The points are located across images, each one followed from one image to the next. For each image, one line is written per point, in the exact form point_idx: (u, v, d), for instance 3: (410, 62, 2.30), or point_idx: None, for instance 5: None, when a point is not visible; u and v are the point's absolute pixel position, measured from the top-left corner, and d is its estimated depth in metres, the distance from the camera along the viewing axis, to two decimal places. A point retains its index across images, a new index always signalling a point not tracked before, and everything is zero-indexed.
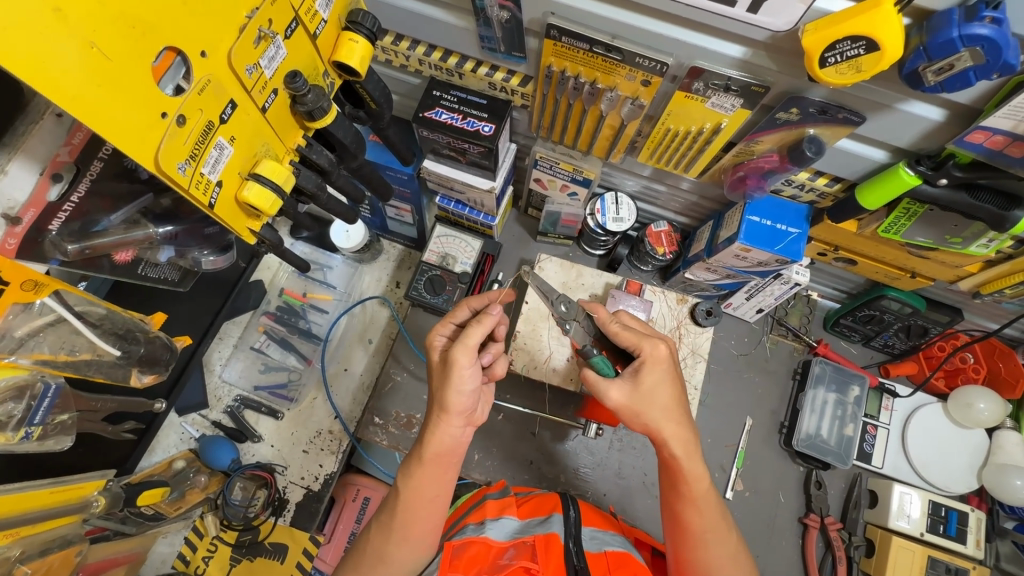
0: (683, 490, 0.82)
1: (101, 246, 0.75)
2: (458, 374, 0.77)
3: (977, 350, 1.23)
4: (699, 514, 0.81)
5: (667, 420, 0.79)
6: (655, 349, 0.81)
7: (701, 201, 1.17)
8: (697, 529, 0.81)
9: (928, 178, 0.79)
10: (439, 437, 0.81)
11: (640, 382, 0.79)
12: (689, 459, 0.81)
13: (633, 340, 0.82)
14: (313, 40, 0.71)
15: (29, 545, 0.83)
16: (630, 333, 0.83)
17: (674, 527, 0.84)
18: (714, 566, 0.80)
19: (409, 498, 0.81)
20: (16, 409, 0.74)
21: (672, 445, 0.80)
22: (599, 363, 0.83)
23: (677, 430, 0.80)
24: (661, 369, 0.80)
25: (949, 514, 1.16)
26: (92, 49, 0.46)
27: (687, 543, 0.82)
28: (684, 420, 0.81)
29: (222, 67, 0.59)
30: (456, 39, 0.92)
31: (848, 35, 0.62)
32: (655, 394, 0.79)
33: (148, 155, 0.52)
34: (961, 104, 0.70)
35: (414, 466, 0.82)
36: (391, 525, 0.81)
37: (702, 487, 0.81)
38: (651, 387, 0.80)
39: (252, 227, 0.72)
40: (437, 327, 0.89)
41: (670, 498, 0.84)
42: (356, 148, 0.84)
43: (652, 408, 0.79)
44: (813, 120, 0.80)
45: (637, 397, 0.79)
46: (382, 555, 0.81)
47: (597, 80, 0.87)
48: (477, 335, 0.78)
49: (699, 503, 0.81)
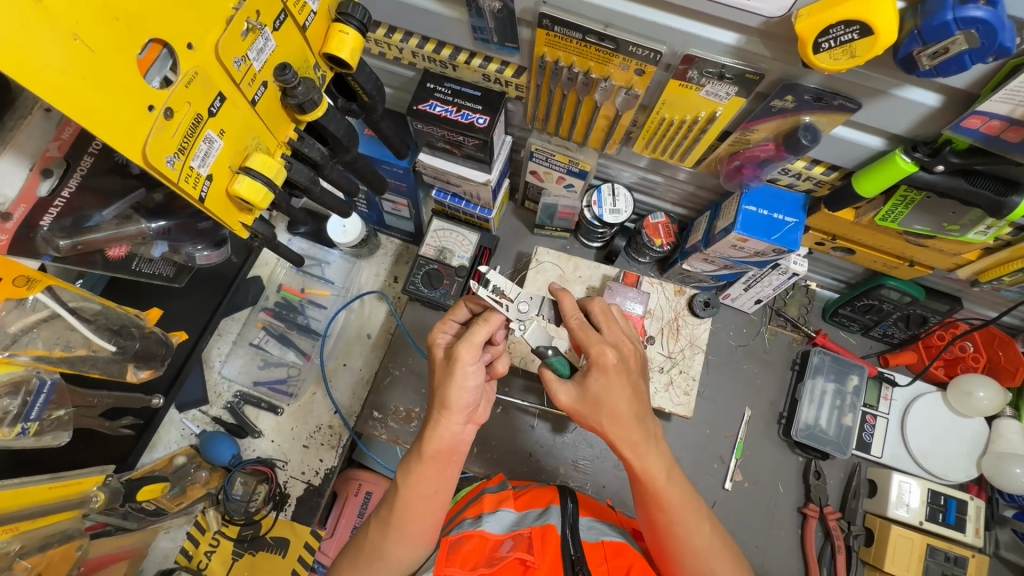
0: (644, 489, 0.81)
1: (93, 242, 0.75)
2: (462, 370, 0.78)
3: (977, 338, 1.23)
4: (663, 512, 0.80)
5: (612, 424, 0.79)
6: (596, 354, 0.78)
7: (698, 191, 1.17)
8: (663, 524, 0.81)
9: (925, 165, 0.79)
10: (441, 434, 0.80)
11: (586, 387, 0.79)
12: (640, 460, 0.79)
13: (583, 341, 0.80)
14: (303, 32, 0.70)
15: (30, 540, 0.84)
16: (577, 333, 0.81)
17: (646, 523, 0.84)
18: (685, 556, 0.80)
19: (408, 494, 0.81)
20: (13, 405, 0.74)
21: (622, 448, 0.80)
22: (555, 362, 0.84)
23: (623, 433, 0.79)
24: (607, 375, 0.78)
25: (948, 503, 1.15)
26: (74, 41, 0.45)
27: (657, 537, 0.82)
28: (635, 424, 0.78)
29: (209, 59, 0.58)
30: (448, 30, 0.91)
31: (842, 19, 0.61)
32: (600, 399, 0.78)
33: (135, 148, 0.52)
34: (957, 89, 0.70)
35: (414, 462, 0.81)
36: (389, 522, 0.81)
37: (659, 485, 0.80)
38: (598, 393, 0.78)
39: (244, 220, 0.72)
40: (439, 326, 0.90)
41: (637, 496, 0.84)
42: (348, 141, 0.83)
43: (599, 412, 0.79)
44: (809, 107, 0.79)
45: (583, 402, 0.80)
46: (379, 552, 0.82)
47: (591, 70, 0.87)
48: (482, 332, 0.79)
49: (662, 502, 0.80)
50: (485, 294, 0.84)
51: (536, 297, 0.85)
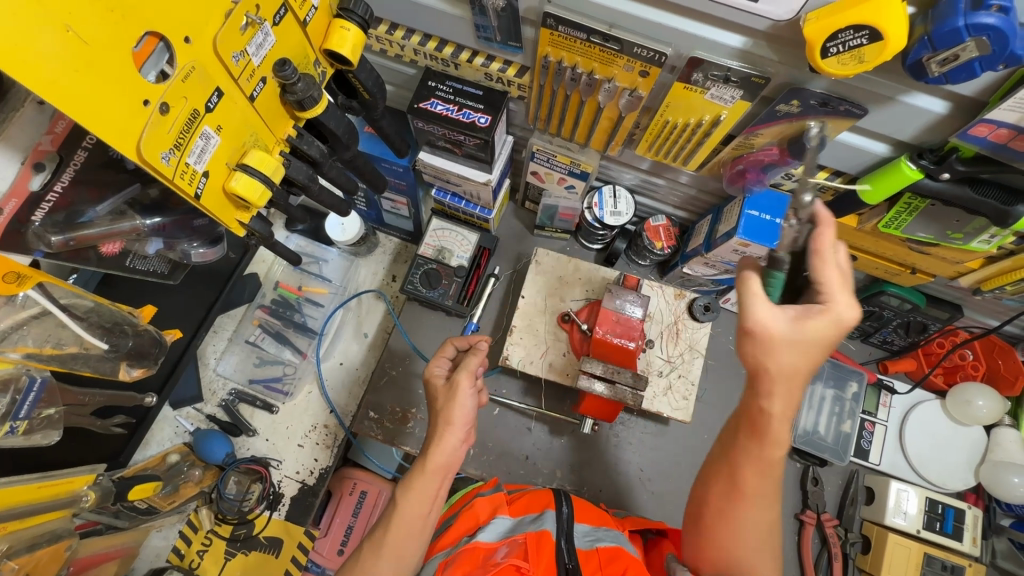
0: (756, 454, 0.71)
1: (87, 238, 0.73)
2: (464, 392, 0.83)
3: (977, 347, 1.22)
4: (759, 482, 0.73)
5: (782, 388, 0.65)
6: (848, 310, 0.62)
7: (700, 195, 1.16)
8: (747, 487, 0.74)
9: (930, 172, 0.78)
10: (442, 448, 0.81)
11: (804, 333, 0.62)
12: (778, 430, 0.69)
13: (829, 285, 0.62)
14: (303, 27, 0.69)
15: (17, 541, 0.81)
16: (834, 276, 0.62)
17: (726, 476, 0.76)
18: (746, 524, 0.74)
19: (406, 511, 0.79)
20: (0, 404, 0.71)
21: (774, 414, 0.68)
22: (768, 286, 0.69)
23: (778, 396, 0.66)
24: (829, 335, 0.62)
25: (946, 512, 1.15)
26: (67, 33, 0.44)
27: (730, 491, 0.75)
28: (797, 396, 0.67)
29: (207, 54, 0.57)
30: (451, 28, 0.90)
31: (852, 23, 0.60)
32: (790, 356, 0.63)
33: (129, 143, 0.51)
34: (965, 96, 0.69)
35: (416, 477, 0.80)
36: (384, 541, 0.77)
37: (777, 461, 0.71)
38: (806, 345, 0.62)
39: (242, 218, 0.71)
40: (432, 360, 0.91)
41: (735, 446, 0.75)
42: (348, 139, 0.82)
43: (773, 361, 0.64)
44: (815, 112, 0.78)
45: (782, 349, 0.63)
46: (366, 573, 0.75)
47: (595, 71, 0.86)
48: (476, 360, 0.86)
49: (765, 471, 0.72)
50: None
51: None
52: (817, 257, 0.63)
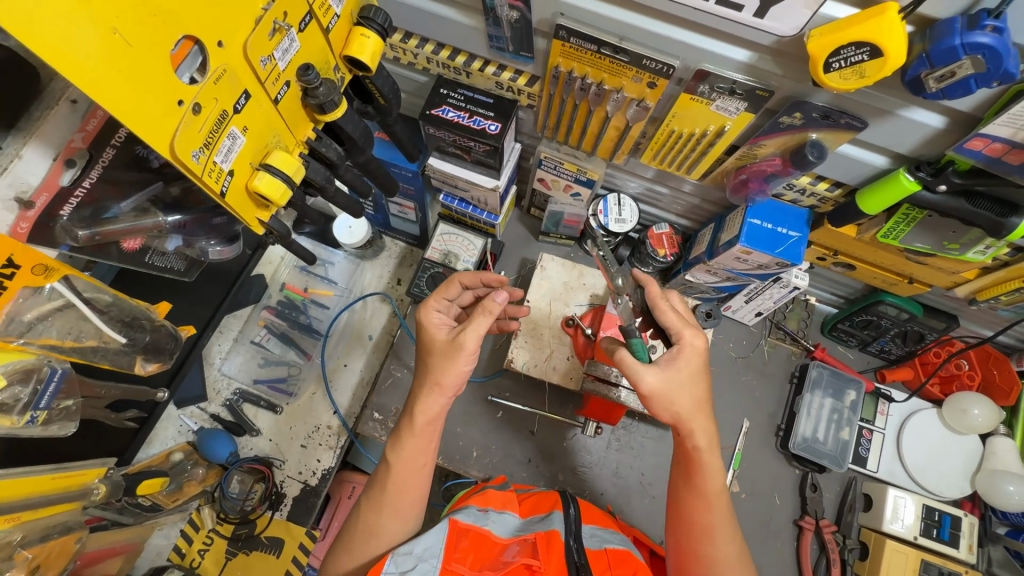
0: (699, 485, 0.83)
1: (112, 233, 0.76)
2: (465, 359, 0.80)
3: (972, 357, 1.25)
4: (709, 513, 0.82)
5: (696, 412, 0.80)
6: (696, 339, 0.81)
7: (703, 204, 1.19)
8: (704, 522, 0.82)
9: (928, 184, 0.81)
10: (425, 408, 0.82)
11: (679, 367, 0.79)
12: (708, 455, 0.82)
13: (675, 324, 0.81)
14: (326, 34, 0.72)
15: (31, 530, 0.84)
16: (674, 319, 0.82)
17: (682, 522, 0.84)
18: (719, 561, 0.80)
19: (399, 469, 0.83)
20: (23, 393, 0.73)
21: (697, 437, 0.81)
22: (636, 344, 0.82)
23: (700, 424, 0.81)
24: (698, 359, 0.80)
25: (943, 519, 1.17)
26: (112, 35, 0.46)
27: (692, 536, 0.82)
28: (709, 419, 0.82)
29: (237, 58, 0.59)
30: (465, 38, 0.93)
31: (853, 40, 0.63)
32: (687, 385, 0.79)
33: (163, 141, 0.53)
34: (961, 111, 0.72)
35: (405, 437, 0.84)
36: (382, 501, 0.83)
37: (715, 486, 0.82)
38: (686, 376, 0.79)
39: (261, 217, 0.73)
40: (431, 303, 0.89)
41: (682, 490, 0.85)
42: (364, 143, 0.84)
43: (684, 396, 0.79)
44: (816, 124, 0.81)
45: (672, 383, 0.78)
46: (373, 528, 0.83)
47: (603, 81, 0.89)
48: (485, 323, 0.80)
49: (711, 500, 0.82)
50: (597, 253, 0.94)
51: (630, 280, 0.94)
52: (656, 308, 0.84)
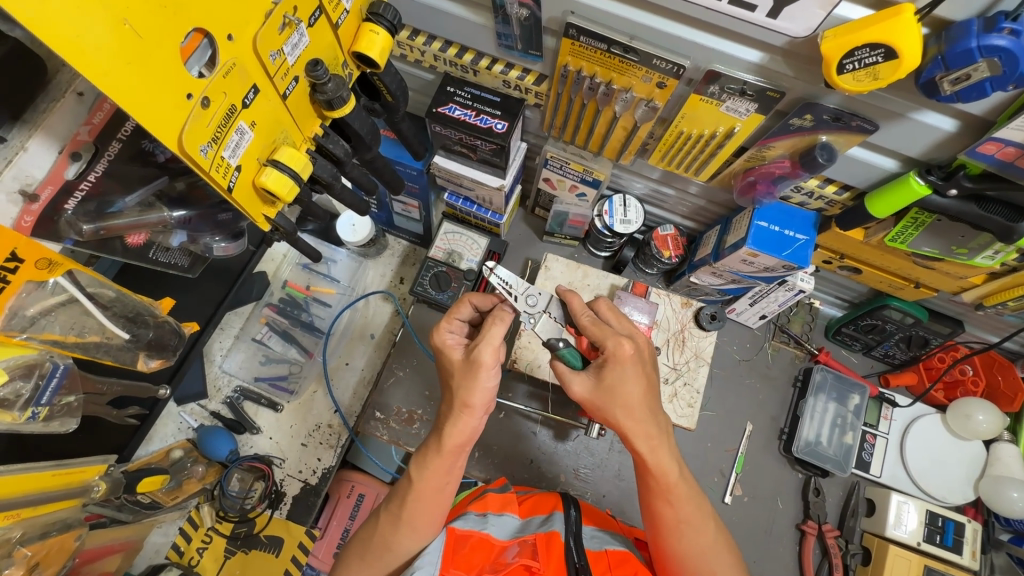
0: (654, 484, 0.81)
1: (116, 228, 0.76)
2: (487, 374, 0.79)
3: (977, 362, 1.24)
4: (671, 508, 0.81)
5: (626, 416, 0.78)
6: (616, 346, 0.78)
7: (709, 206, 1.18)
8: (668, 520, 0.82)
9: (938, 188, 0.80)
10: (459, 430, 0.81)
11: (602, 379, 0.78)
12: (654, 455, 0.80)
13: (597, 334, 0.81)
14: (335, 30, 0.71)
15: (31, 527, 0.84)
16: (591, 328, 0.82)
17: (651, 522, 0.84)
18: (691, 553, 0.81)
19: (422, 486, 0.82)
20: (25, 389, 0.72)
21: (635, 442, 0.79)
22: (567, 354, 0.83)
23: (638, 425, 0.79)
24: (625, 367, 0.78)
25: (946, 525, 1.16)
26: (122, 26, 0.46)
27: (662, 533, 0.83)
28: (647, 416, 0.79)
29: (247, 52, 0.59)
30: (473, 35, 0.92)
31: (867, 42, 0.62)
32: (615, 390, 0.78)
33: (172, 136, 0.52)
34: (974, 115, 0.71)
35: (431, 455, 0.82)
36: (402, 515, 0.82)
37: (671, 481, 0.80)
38: (613, 383, 0.78)
39: (268, 213, 0.72)
40: (443, 325, 0.88)
41: (643, 491, 0.84)
42: (371, 140, 0.84)
43: (613, 404, 0.78)
44: (827, 127, 0.80)
45: (598, 392, 0.79)
46: (388, 544, 0.82)
47: (612, 81, 0.88)
48: (500, 333, 0.80)
49: (671, 498, 0.81)
50: (496, 283, 0.90)
51: (545, 294, 0.91)
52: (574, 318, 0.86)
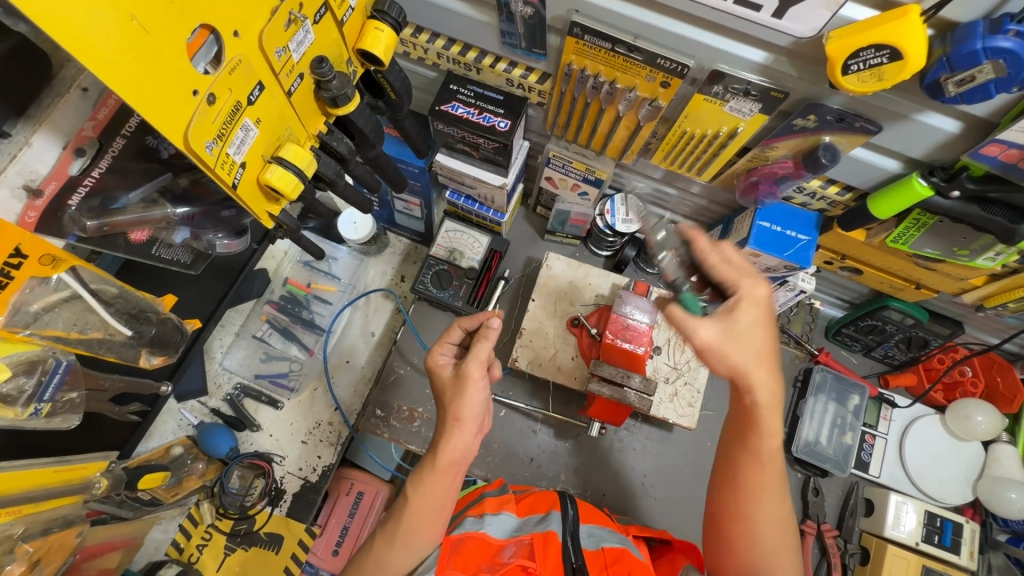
0: (751, 441, 0.80)
1: (120, 223, 0.76)
2: (475, 389, 0.81)
3: (976, 363, 1.25)
4: (761, 472, 0.80)
5: (758, 366, 0.76)
6: (755, 289, 0.76)
7: (711, 205, 1.18)
8: (754, 483, 0.80)
9: (941, 189, 0.81)
10: (452, 446, 0.82)
11: (735, 321, 0.75)
12: (769, 414, 0.79)
13: (730, 275, 0.77)
14: (340, 27, 0.71)
15: (33, 524, 0.84)
16: (730, 270, 0.77)
17: (728, 478, 0.83)
18: (763, 522, 0.80)
19: (418, 503, 0.81)
20: (28, 385, 0.72)
21: (756, 393, 0.77)
22: (687, 300, 0.78)
23: (764, 378, 0.77)
24: (759, 310, 0.76)
25: (944, 525, 1.17)
26: (130, 21, 0.46)
27: (738, 495, 0.81)
28: (774, 372, 0.78)
29: (253, 49, 0.59)
30: (476, 33, 0.92)
31: (872, 43, 0.62)
32: (747, 336, 0.76)
33: (177, 131, 0.52)
34: (977, 116, 0.71)
35: (426, 473, 0.82)
36: (396, 533, 0.81)
37: (771, 447, 0.80)
38: (746, 330, 0.76)
39: (271, 211, 0.72)
40: (436, 347, 0.90)
41: (733, 446, 0.83)
42: (375, 137, 0.84)
43: (744, 349, 0.76)
44: (830, 127, 0.81)
45: (729, 337, 0.75)
46: (382, 564, 0.80)
47: (616, 80, 0.88)
48: (486, 349, 0.82)
49: (764, 461, 0.80)
50: None
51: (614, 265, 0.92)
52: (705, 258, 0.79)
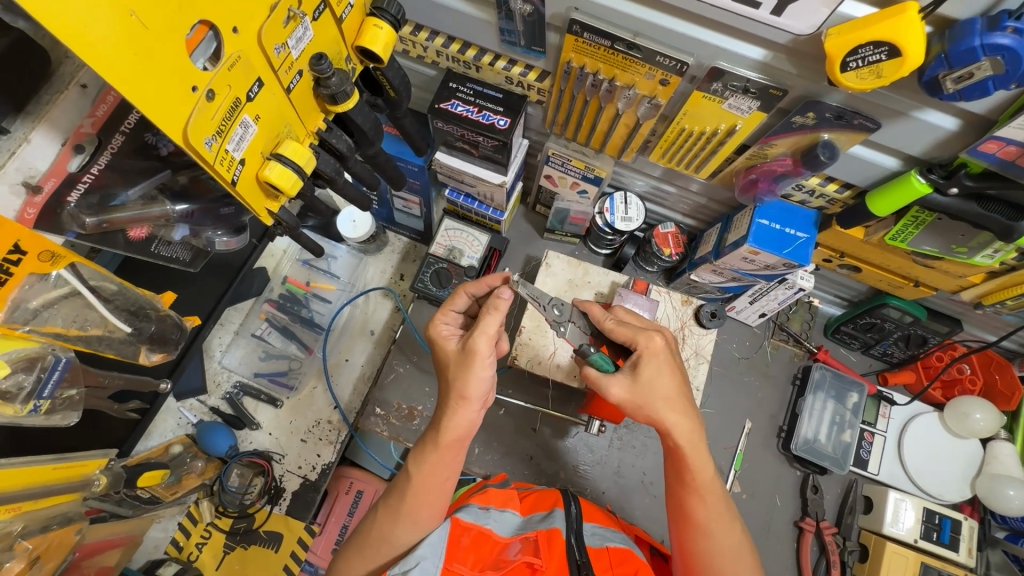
0: (688, 479, 0.81)
1: (118, 221, 0.76)
2: (481, 365, 0.80)
3: (974, 361, 1.24)
4: (703, 504, 0.81)
5: (669, 411, 0.79)
6: (653, 341, 0.82)
7: (709, 204, 1.18)
8: (698, 517, 0.81)
9: (939, 186, 0.81)
10: (457, 423, 0.81)
11: (639, 375, 0.80)
12: (693, 450, 0.81)
13: (628, 334, 0.84)
14: (339, 23, 0.71)
15: (31, 521, 0.84)
16: (624, 330, 0.85)
17: (678, 519, 0.84)
18: (717, 553, 0.80)
19: (420, 481, 0.82)
20: (27, 381, 0.73)
21: (676, 435, 0.80)
22: (598, 360, 0.84)
23: (679, 418, 0.80)
24: (660, 360, 0.81)
25: (943, 522, 1.17)
26: (129, 17, 0.45)
27: (688, 531, 0.82)
28: (688, 411, 0.81)
29: (251, 45, 0.58)
30: (476, 31, 0.92)
31: (871, 40, 0.63)
32: (655, 385, 0.80)
33: (176, 128, 0.52)
34: (976, 114, 0.72)
35: (428, 450, 0.83)
36: (400, 509, 0.82)
37: (705, 478, 0.81)
38: (651, 378, 0.80)
39: (270, 207, 0.73)
40: (440, 317, 0.90)
41: (674, 489, 0.84)
42: (374, 135, 0.83)
43: (654, 399, 0.80)
44: (829, 124, 0.81)
45: (637, 390, 0.80)
46: (386, 538, 0.82)
47: (615, 78, 0.88)
48: (494, 323, 0.80)
49: (704, 495, 0.81)
50: (525, 290, 0.88)
51: (568, 303, 0.92)
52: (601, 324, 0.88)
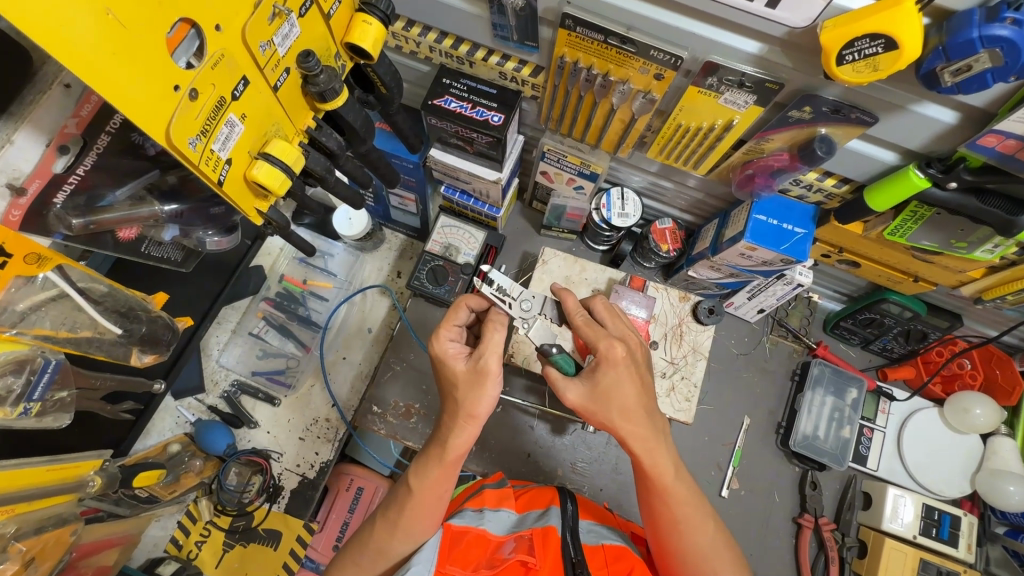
0: (651, 485, 0.81)
1: (105, 222, 0.75)
2: (494, 385, 0.79)
3: (976, 356, 1.23)
4: (667, 508, 0.81)
5: (623, 420, 0.78)
6: (609, 347, 0.80)
7: (707, 199, 1.17)
8: (666, 520, 0.81)
9: (937, 181, 0.80)
10: (460, 441, 0.81)
11: (595, 383, 0.79)
12: (650, 456, 0.80)
13: (591, 337, 0.81)
14: (327, 19, 0.70)
15: (25, 522, 0.83)
16: (586, 330, 0.82)
17: (649, 520, 0.84)
18: (689, 554, 0.80)
19: (421, 493, 0.81)
20: (16, 384, 0.72)
21: (631, 444, 0.80)
22: (560, 360, 0.84)
23: (634, 428, 0.79)
24: (619, 369, 0.79)
25: (942, 518, 1.16)
26: (106, 16, 0.45)
27: (660, 533, 0.82)
28: (645, 418, 0.79)
29: (236, 42, 0.58)
30: (468, 26, 0.91)
31: (867, 33, 0.61)
32: (610, 394, 0.78)
33: (159, 128, 0.52)
34: (975, 107, 0.71)
35: (432, 466, 0.81)
36: (399, 522, 0.81)
37: (666, 482, 0.80)
38: (609, 387, 0.78)
39: (259, 207, 0.72)
40: (443, 331, 0.84)
41: (642, 493, 0.84)
42: (365, 133, 0.83)
43: (609, 408, 0.79)
44: (825, 119, 0.80)
45: (593, 398, 0.79)
46: (383, 549, 0.82)
47: (609, 72, 0.87)
48: (502, 337, 0.81)
49: (670, 498, 0.80)
50: (489, 291, 0.87)
51: (538, 296, 0.88)
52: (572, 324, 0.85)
